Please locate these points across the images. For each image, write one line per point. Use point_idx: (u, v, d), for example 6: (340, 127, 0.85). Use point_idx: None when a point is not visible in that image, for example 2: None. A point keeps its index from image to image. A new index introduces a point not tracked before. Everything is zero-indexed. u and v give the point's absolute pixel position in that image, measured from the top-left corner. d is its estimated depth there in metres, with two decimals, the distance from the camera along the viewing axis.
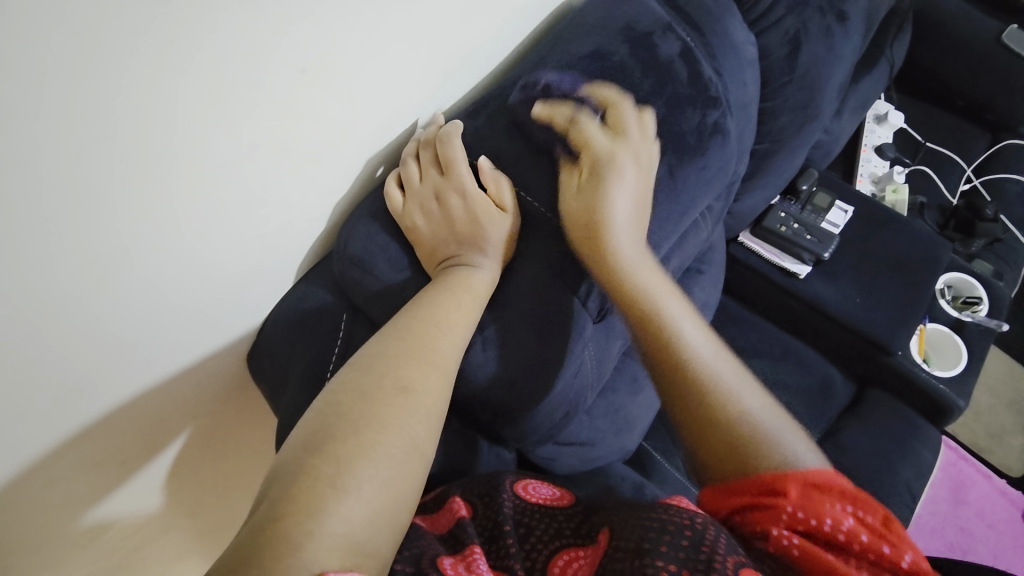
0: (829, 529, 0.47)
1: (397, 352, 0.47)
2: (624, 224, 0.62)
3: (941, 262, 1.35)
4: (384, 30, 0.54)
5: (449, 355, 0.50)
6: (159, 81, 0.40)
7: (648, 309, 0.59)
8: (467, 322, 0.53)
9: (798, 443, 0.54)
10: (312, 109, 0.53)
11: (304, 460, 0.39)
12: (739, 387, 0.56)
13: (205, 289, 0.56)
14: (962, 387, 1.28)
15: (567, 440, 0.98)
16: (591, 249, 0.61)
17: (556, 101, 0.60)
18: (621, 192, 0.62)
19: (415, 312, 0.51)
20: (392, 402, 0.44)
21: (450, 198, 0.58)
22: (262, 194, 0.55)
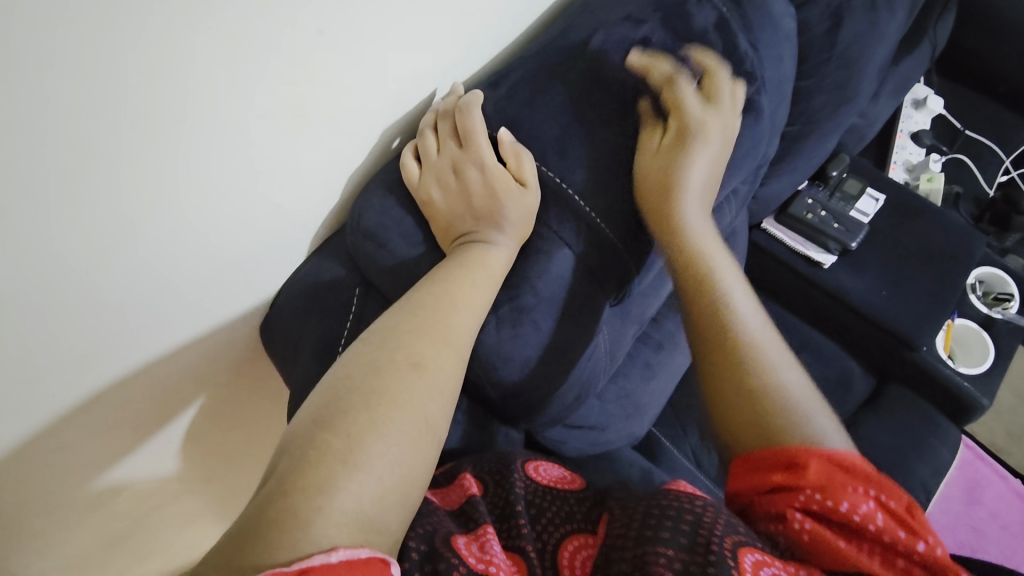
0: (847, 512, 0.45)
1: (410, 328, 0.46)
2: (692, 199, 0.61)
3: (974, 256, 1.30)
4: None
5: (464, 334, 0.48)
6: (167, 35, 0.38)
7: (701, 267, 0.59)
8: (482, 299, 0.51)
9: (827, 426, 0.52)
10: (328, 75, 0.51)
11: (314, 434, 0.39)
12: (776, 361, 0.55)
13: (217, 258, 0.56)
14: (987, 385, 1.24)
15: (576, 424, 0.98)
16: (654, 204, 0.61)
17: (654, 53, 0.61)
18: (700, 160, 0.61)
19: (429, 288, 0.50)
20: (404, 377, 0.43)
21: (468, 171, 0.56)
22: (276, 162, 0.53)
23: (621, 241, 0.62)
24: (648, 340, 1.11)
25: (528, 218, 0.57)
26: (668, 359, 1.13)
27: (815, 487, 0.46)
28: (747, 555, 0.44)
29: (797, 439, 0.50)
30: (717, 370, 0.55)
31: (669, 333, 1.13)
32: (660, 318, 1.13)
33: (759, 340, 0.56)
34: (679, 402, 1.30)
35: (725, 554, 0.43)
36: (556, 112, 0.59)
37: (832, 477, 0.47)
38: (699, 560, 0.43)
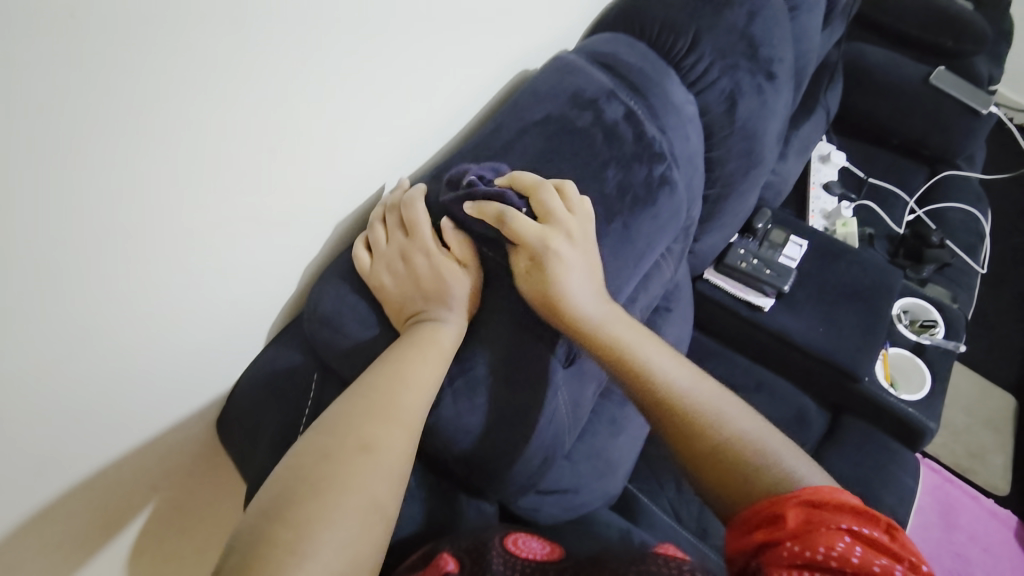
0: (825, 556, 0.43)
1: (361, 411, 0.48)
2: (586, 291, 0.63)
3: (894, 288, 1.43)
4: (347, 109, 0.59)
5: (415, 411, 0.51)
6: (132, 166, 0.43)
7: (625, 352, 0.63)
8: (433, 375, 0.54)
9: (792, 460, 0.55)
10: (280, 184, 0.57)
11: (263, 527, 0.39)
12: (720, 409, 0.59)
13: (172, 359, 0.57)
14: (930, 409, 1.32)
15: (548, 489, 0.99)
16: (558, 316, 0.62)
17: (483, 199, 0.60)
18: (569, 269, 0.61)
19: (381, 370, 0.52)
20: (354, 460, 0.44)
21: (415, 256, 0.59)
22: (233, 261, 0.57)
23: None
24: (611, 395, 1.14)
25: (473, 296, 0.60)
26: (633, 412, 1.16)
27: (790, 537, 0.46)
28: None
29: (766, 487, 0.53)
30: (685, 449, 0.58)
31: None
32: None
33: (701, 395, 0.60)
34: (652, 455, 1.31)
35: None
36: None
37: (808, 520, 0.46)
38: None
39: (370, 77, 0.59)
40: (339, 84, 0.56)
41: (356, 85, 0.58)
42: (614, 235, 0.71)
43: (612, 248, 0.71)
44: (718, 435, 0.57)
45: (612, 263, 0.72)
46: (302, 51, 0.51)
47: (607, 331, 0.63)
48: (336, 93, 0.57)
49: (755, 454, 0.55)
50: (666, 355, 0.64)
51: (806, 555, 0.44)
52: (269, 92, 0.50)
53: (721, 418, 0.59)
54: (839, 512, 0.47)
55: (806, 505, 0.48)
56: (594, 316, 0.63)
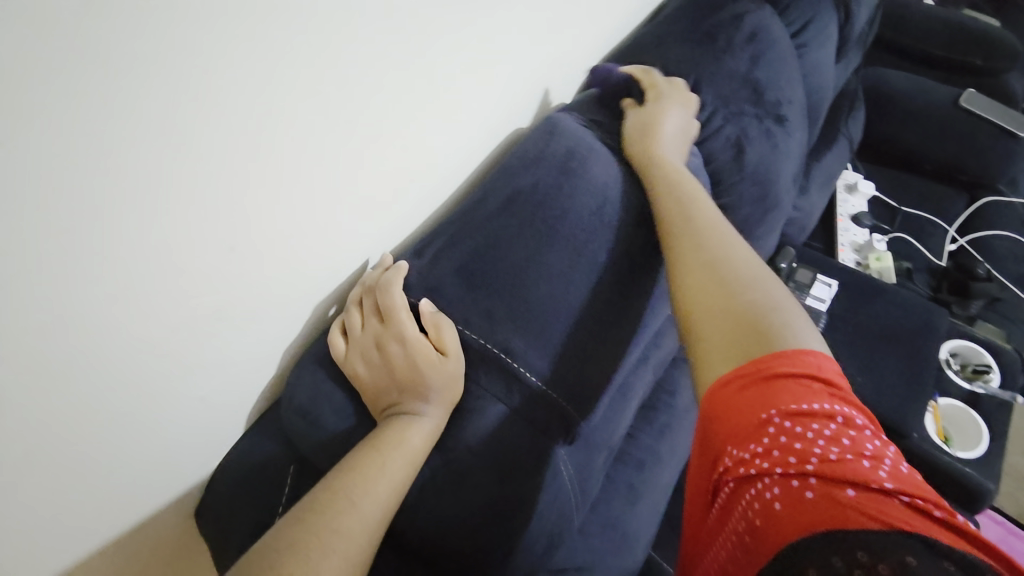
0: (752, 465, 0.44)
1: (282, 548, 0.40)
2: (664, 136, 0.71)
3: (939, 330, 1.31)
4: (318, 195, 0.56)
5: (354, 547, 0.43)
6: (73, 287, 0.40)
7: (664, 189, 0.65)
8: (379, 505, 0.47)
9: (801, 328, 0.50)
10: (248, 277, 0.54)
11: None
12: (755, 267, 0.56)
13: (133, 465, 0.54)
14: (990, 468, 1.18)
15: (559, 568, 0.88)
16: (633, 142, 0.71)
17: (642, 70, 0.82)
18: (668, 114, 0.72)
19: (323, 488, 0.46)
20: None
21: (389, 344, 0.55)
22: (198, 362, 0.54)
23: (558, 392, 0.61)
24: (628, 458, 1.06)
25: (455, 383, 0.56)
26: (652, 476, 1.07)
27: (726, 445, 0.46)
28: None
29: (754, 307, 0.51)
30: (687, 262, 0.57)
31: (648, 448, 1.08)
32: (635, 432, 1.09)
33: (737, 248, 0.58)
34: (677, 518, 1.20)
35: None
36: (470, 280, 0.59)
37: (742, 411, 0.46)
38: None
39: (341, 159, 0.56)
40: (306, 173, 0.53)
41: (329, 170, 0.56)
42: (614, 306, 0.65)
43: (612, 321, 0.65)
44: (733, 268, 0.55)
45: (613, 335, 0.66)
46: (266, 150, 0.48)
47: (661, 168, 0.67)
48: (303, 180, 0.54)
49: (763, 293, 0.52)
50: (706, 202, 0.63)
51: (743, 464, 0.44)
52: (232, 195, 0.48)
53: (730, 255, 0.57)
54: (767, 388, 0.45)
55: (753, 376, 0.47)
56: (655, 150, 0.69)
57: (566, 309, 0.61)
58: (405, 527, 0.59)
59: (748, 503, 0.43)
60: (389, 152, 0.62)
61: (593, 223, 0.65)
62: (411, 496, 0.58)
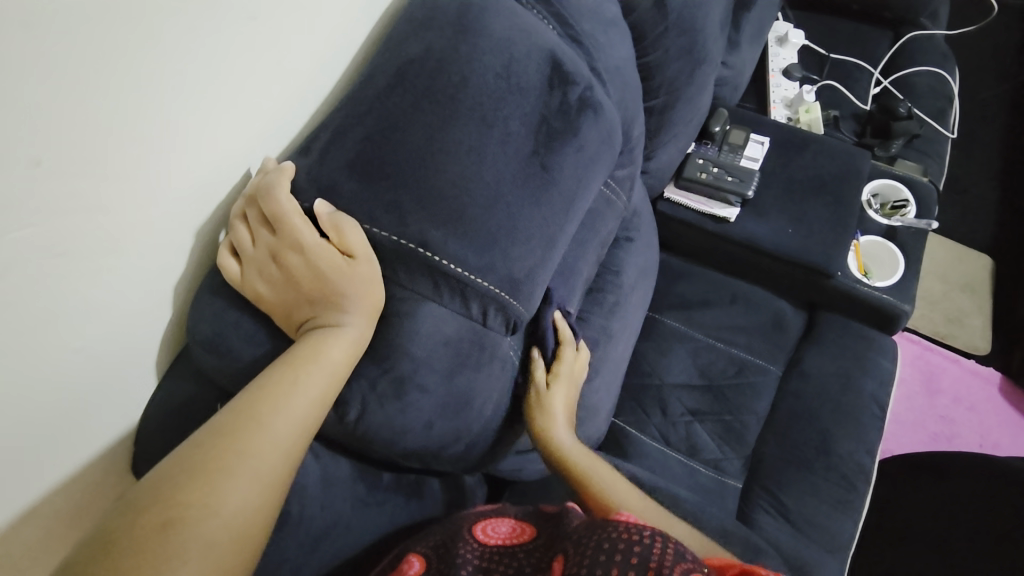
0: None
1: (182, 477, 0.39)
2: (562, 423, 0.71)
3: (862, 172, 1.36)
4: (148, 84, 0.44)
5: (267, 465, 0.42)
6: None
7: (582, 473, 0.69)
8: (294, 422, 0.45)
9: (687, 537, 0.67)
10: (88, 200, 0.43)
11: None
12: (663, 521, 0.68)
13: (24, 440, 0.46)
14: (905, 292, 1.28)
15: (527, 447, 0.94)
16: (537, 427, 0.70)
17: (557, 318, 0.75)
18: (561, 396, 0.72)
19: (232, 407, 0.44)
20: (158, 544, 0.36)
21: (289, 256, 0.50)
22: (56, 309, 0.44)
23: (494, 283, 0.57)
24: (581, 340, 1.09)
25: (374, 287, 0.52)
26: (608, 352, 1.09)
27: None
28: None
29: None
30: None
31: (601, 327, 1.08)
32: (586, 314, 1.07)
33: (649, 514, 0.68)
34: (635, 386, 1.27)
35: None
36: (367, 173, 0.52)
37: None
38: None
39: (165, 33, 0.43)
40: (116, 49, 0.40)
41: (150, 45, 0.42)
42: (538, 179, 0.59)
43: (539, 198, 0.59)
44: None
45: (544, 213, 0.60)
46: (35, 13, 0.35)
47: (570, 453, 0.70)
48: (116, 62, 0.41)
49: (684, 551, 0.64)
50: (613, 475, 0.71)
51: None
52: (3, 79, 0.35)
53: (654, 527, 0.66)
54: None
55: None
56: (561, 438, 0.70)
57: (483, 191, 0.55)
58: (357, 440, 0.58)
59: None
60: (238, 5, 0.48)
61: (501, 87, 0.57)
62: (353, 411, 0.56)
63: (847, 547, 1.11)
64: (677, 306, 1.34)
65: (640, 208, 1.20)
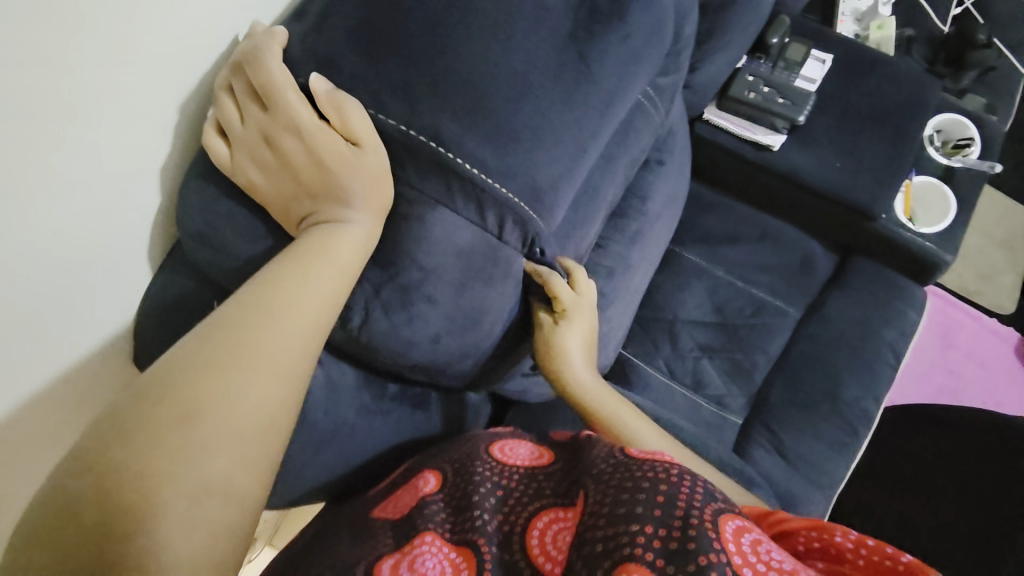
0: (836, 543, 0.45)
1: (195, 370, 0.36)
2: (578, 360, 0.66)
3: (930, 102, 1.21)
4: None
5: (286, 362, 0.39)
6: None
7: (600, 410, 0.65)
8: (310, 320, 0.41)
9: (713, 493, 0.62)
10: (40, 50, 0.36)
11: (71, 495, 0.32)
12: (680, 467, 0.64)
13: (19, 325, 0.44)
14: (950, 240, 1.19)
15: (533, 371, 0.93)
16: (550, 369, 0.66)
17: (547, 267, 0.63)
18: (572, 332, 0.66)
19: (243, 299, 0.40)
20: (178, 435, 0.34)
21: (282, 139, 0.44)
22: (31, 182, 0.40)
23: (517, 193, 0.51)
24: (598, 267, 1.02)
25: (381, 182, 0.46)
26: (624, 282, 1.04)
27: (808, 528, 0.48)
28: (724, 523, 0.44)
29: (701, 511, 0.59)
30: None
31: (619, 255, 1.02)
32: (605, 242, 1.02)
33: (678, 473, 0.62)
34: (647, 318, 1.22)
35: (704, 523, 0.43)
36: (375, 46, 0.45)
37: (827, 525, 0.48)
38: (681, 543, 0.41)
39: None
40: None
41: None
42: (572, 70, 0.50)
43: (571, 93, 0.51)
44: None
45: (578, 114, 0.52)
46: None
47: (586, 393, 0.66)
48: None
49: None
50: (637, 414, 0.66)
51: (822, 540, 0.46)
52: None
53: None
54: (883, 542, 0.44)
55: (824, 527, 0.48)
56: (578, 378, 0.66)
57: (507, 79, 0.47)
58: (361, 349, 0.55)
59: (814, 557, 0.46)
60: None
61: None
62: (356, 317, 0.53)
63: (837, 485, 1.13)
64: (701, 240, 1.27)
65: (676, 127, 1.08)
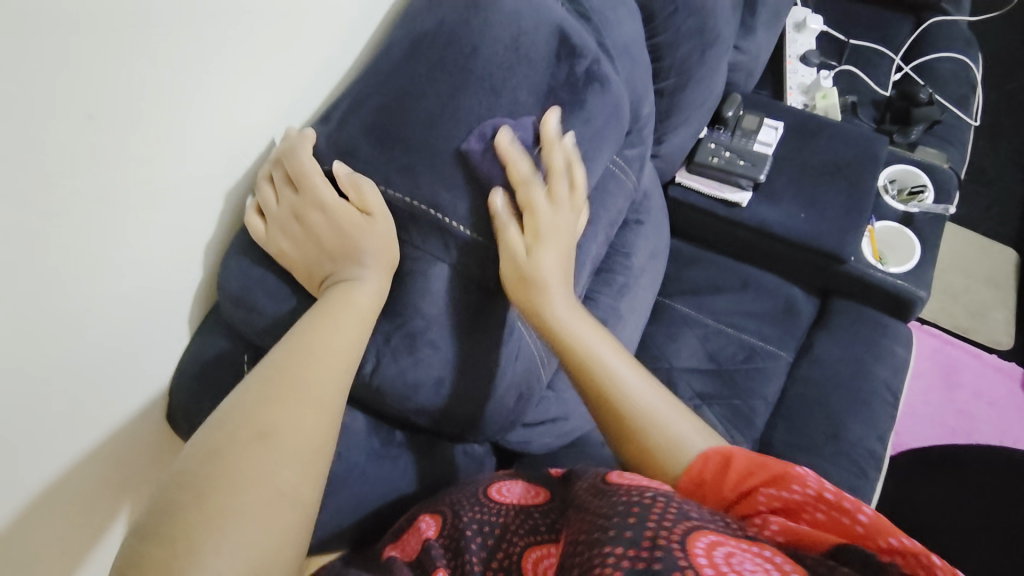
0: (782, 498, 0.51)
1: (260, 402, 0.44)
2: (561, 295, 0.62)
3: (880, 157, 1.34)
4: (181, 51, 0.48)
5: (331, 391, 0.47)
6: None
7: (587, 362, 0.61)
8: (347, 355, 0.50)
9: (684, 427, 0.60)
10: (126, 155, 0.48)
11: (170, 508, 0.38)
12: (666, 416, 0.60)
13: (80, 375, 0.52)
14: (921, 278, 1.27)
15: (535, 421, 0.97)
16: (526, 301, 0.61)
17: (510, 152, 0.58)
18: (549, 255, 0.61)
19: (291, 344, 0.48)
20: (251, 453, 0.41)
21: (309, 213, 0.54)
22: (107, 253, 0.50)
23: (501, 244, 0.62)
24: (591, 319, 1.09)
25: (389, 244, 0.55)
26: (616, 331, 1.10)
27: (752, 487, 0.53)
28: (698, 541, 0.43)
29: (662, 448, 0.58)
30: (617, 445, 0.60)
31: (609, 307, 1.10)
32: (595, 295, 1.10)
33: (644, 400, 0.60)
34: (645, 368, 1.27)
35: (674, 544, 0.42)
36: (384, 138, 0.56)
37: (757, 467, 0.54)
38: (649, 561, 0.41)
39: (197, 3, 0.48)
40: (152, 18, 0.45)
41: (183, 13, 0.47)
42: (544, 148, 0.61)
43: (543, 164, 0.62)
44: (653, 437, 0.58)
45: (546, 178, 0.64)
46: None
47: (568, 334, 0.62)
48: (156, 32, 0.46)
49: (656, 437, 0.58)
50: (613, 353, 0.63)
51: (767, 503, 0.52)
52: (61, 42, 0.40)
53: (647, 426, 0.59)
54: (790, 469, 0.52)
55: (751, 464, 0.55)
56: (556, 313, 0.62)
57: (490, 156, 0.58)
58: (372, 395, 0.61)
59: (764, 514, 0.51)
60: None
61: (508, 57, 0.60)
62: (368, 365, 0.59)
63: None
64: (688, 291, 1.35)
65: (651, 191, 1.21)
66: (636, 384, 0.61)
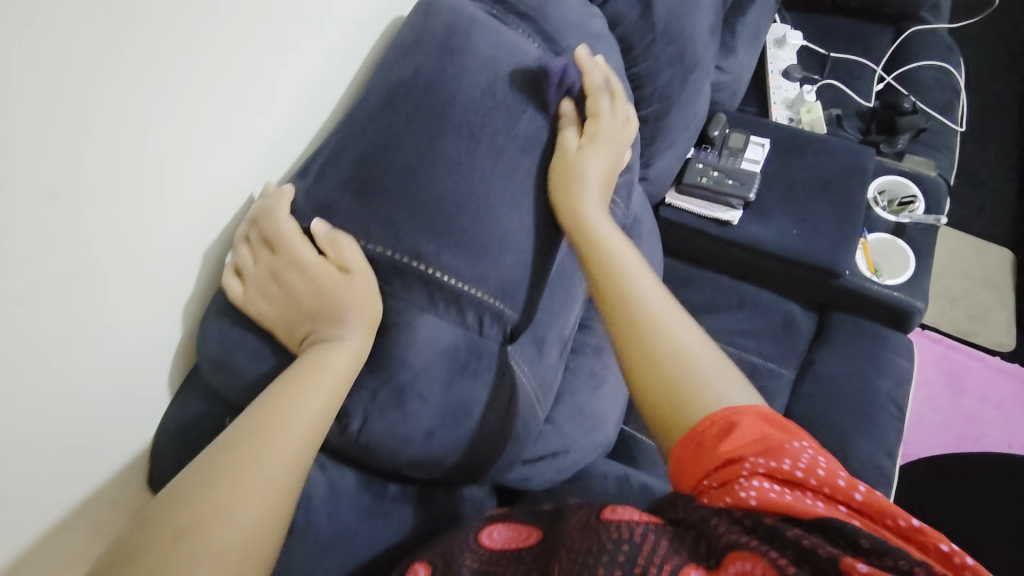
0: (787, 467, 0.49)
1: (196, 489, 0.42)
2: (597, 198, 0.65)
3: (868, 169, 1.35)
4: (148, 122, 0.47)
5: (274, 477, 0.45)
6: None
7: (613, 263, 0.62)
8: (299, 435, 0.47)
9: (731, 386, 0.56)
10: (95, 229, 0.46)
11: None
12: (680, 325, 0.59)
13: (49, 454, 0.50)
14: (917, 288, 1.26)
15: (535, 457, 0.94)
16: (565, 190, 0.64)
17: (587, 66, 0.67)
18: (597, 156, 0.65)
19: (243, 423, 0.47)
20: (175, 550, 0.40)
21: (288, 274, 0.53)
22: (75, 330, 0.48)
23: (489, 292, 0.60)
24: (587, 347, 1.07)
25: (371, 300, 0.54)
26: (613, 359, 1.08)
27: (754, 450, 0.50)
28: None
29: (711, 402, 0.54)
30: (626, 345, 0.58)
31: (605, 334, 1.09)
32: (590, 323, 1.09)
33: (668, 315, 0.59)
34: None
35: None
36: (364, 192, 0.55)
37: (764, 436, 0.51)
38: None
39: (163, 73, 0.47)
40: (117, 94, 0.44)
41: (148, 86, 0.46)
42: None
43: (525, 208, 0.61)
44: (675, 343, 0.57)
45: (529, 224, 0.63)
46: (46, 67, 0.39)
47: (602, 236, 0.63)
48: (121, 104, 0.44)
49: (682, 356, 0.57)
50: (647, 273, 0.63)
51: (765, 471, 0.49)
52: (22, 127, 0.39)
53: (673, 335, 0.58)
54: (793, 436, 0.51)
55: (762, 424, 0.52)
56: (590, 210, 0.63)
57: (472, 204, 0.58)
58: (360, 451, 0.59)
59: (768, 489, 0.47)
60: (231, 44, 0.52)
61: (485, 104, 0.60)
62: (356, 422, 0.57)
63: None
64: None
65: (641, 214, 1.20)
66: (666, 303, 0.61)
